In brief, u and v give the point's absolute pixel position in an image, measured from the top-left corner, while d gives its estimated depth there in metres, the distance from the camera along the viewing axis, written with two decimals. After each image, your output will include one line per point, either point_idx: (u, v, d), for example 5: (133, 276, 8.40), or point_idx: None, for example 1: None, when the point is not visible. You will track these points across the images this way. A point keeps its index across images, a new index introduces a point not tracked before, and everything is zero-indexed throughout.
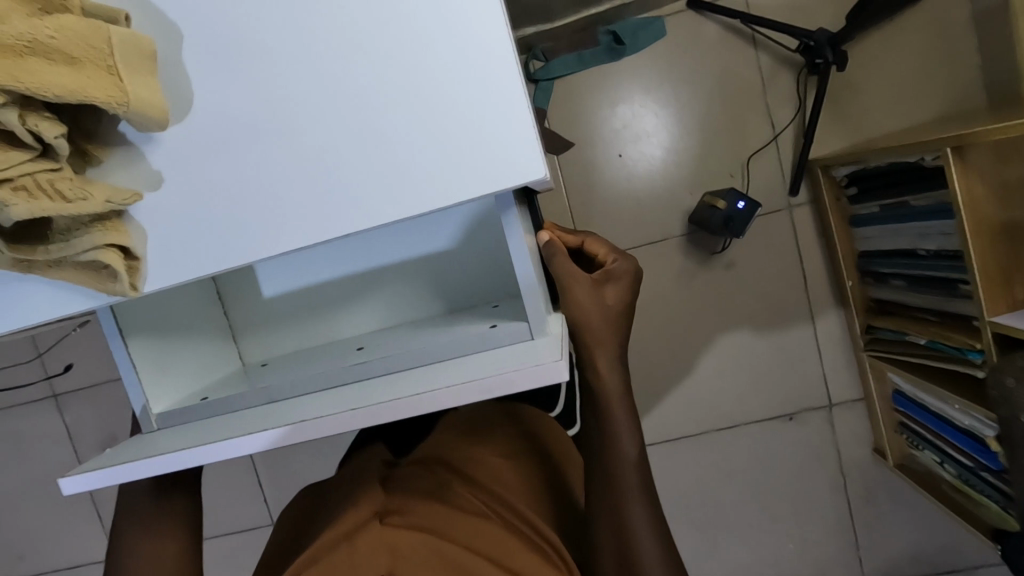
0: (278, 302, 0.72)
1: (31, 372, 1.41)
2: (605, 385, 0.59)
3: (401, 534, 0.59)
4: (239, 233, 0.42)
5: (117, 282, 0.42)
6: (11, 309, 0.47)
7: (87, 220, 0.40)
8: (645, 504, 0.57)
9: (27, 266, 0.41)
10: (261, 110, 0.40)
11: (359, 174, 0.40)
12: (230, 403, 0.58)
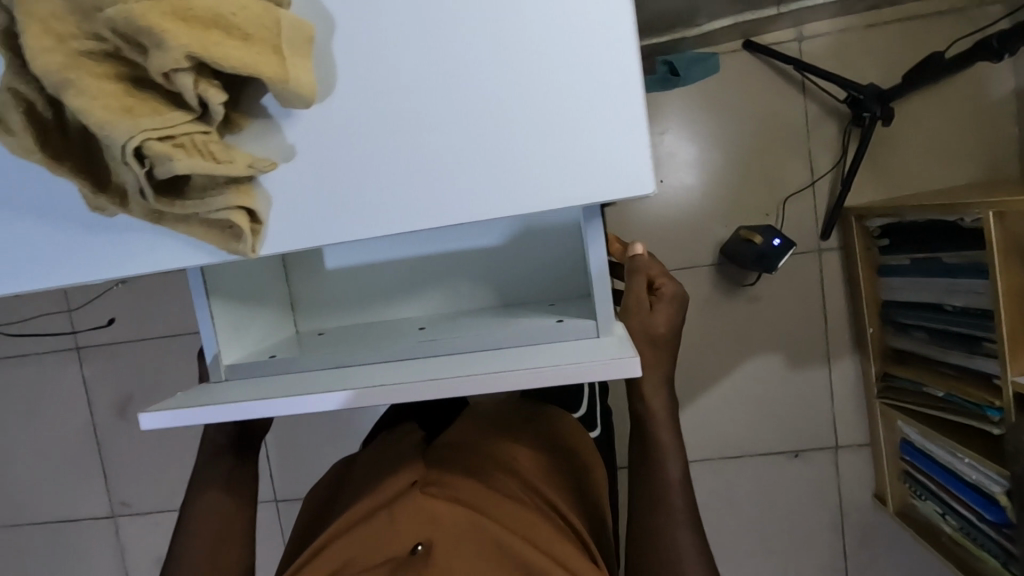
0: (340, 282, 0.74)
1: (64, 322, 1.43)
2: (654, 416, 0.63)
3: (440, 504, 0.61)
4: (359, 213, 0.45)
5: (239, 242, 0.44)
6: (111, 255, 0.48)
7: (222, 182, 0.43)
8: (690, 529, 0.60)
9: (159, 217, 0.44)
10: (397, 101, 0.43)
11: (473, 172, 0.44)
12: (298, 364, 0.60)
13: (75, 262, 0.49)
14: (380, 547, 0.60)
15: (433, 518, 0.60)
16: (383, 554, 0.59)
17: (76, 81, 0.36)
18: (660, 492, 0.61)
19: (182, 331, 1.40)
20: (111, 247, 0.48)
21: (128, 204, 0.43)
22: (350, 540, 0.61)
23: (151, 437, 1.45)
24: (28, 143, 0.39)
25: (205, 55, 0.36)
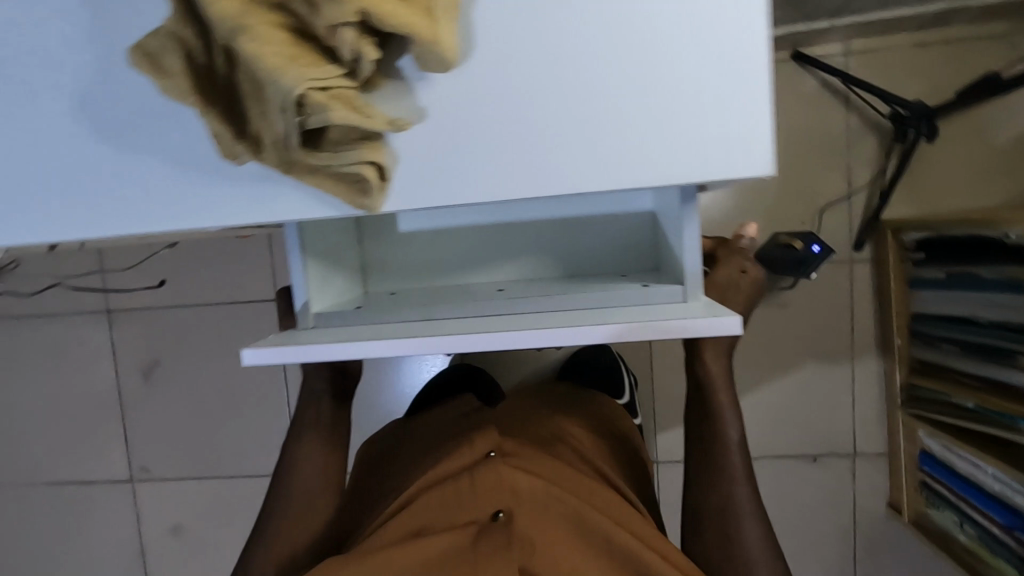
0: (410, 248, 0.75)
1: (120, 280, 1.43)
2: (715, 385, 0.67)
3: (517, 476, 0.66)
4: (481, 174, 0.47)
5: (365, 196, 0.46)
6: (228, 198, 0.48)
7: (355, 136, 0.44)
8: (747, 487, 0.66)
9: (287, 168, 0.46)
10: (532, 73, 0.45)
11: (588, 143, 0.46)
12: (386, 316, 0.61)
13: (195, 211, 0.49)
14: (459, 509, 0.65)
15: (510, 484, 0.65)
16: (461, 516, 0.65)
17: (250, 27, 0.38)
18: (719, 454, 0.67)
19: (214, 301, 1.41)
20: (233, 196, 0.48)
21: (262, 152, 0.45)
22: (431, 499, 0.66)
23: (175, 405, 1.46)
24: (184, 85, 0.42)
25: (373, 14, 0.38)
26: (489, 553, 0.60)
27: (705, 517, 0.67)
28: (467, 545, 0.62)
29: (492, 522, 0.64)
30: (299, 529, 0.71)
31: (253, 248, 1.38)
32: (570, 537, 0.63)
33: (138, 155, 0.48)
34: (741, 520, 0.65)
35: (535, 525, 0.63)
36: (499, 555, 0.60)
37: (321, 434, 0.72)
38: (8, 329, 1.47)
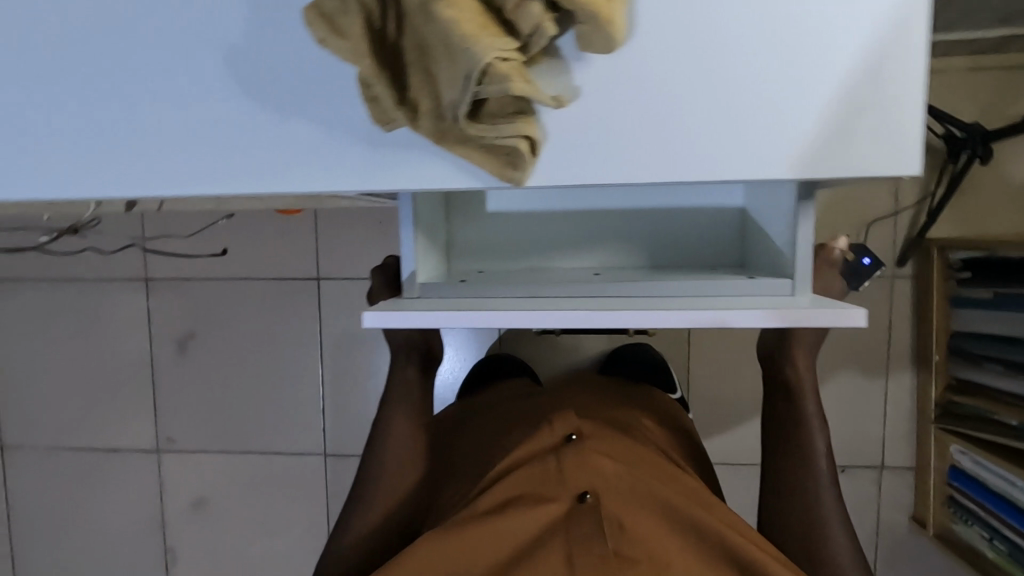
0: (496, 228, 0.76)
1: (176, 246, 1.42)
2: (802, 382, 0.73)
3: (599, 460, 0.70)
4: (626, 155, 0.47)
5: (514, 170, 0.47)
6: (372, 162, 0.49)
7: (512, 111, 0.45)
8: (831, 484, 0.72)
9: (439, 137, 0.46)
10: (687, 58, 0.45)
11: (737, 132, 0.46)
12: (491, 291, 0.61)
13: (334, 171, 0.49)
14: (545, 492, 0.68)
15: (594, 469, 0.69)
16: (546, 499, 0.68)
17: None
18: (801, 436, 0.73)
19: (254, 276, 1.41)
20: (374, 159, 0.49)
21: (417, 119, 0.46)
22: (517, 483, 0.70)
23: (207, 377, 1.45)
24: (360, 47, 0.43)
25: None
26: (581, 535, 0.64)
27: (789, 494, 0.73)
28: (558, 529, 0.66)
29: (578, 504, 0.67)
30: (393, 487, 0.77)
31: (299, 226, 1.39)
32: (652, 517, 0.66)
33: (286, 116, 0.48)
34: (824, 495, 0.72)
35: (622, 508, 0.66)
36: (590, 537, 0.63)
37: (405, 395, 0.79)
38: (42, 291, 1.46)
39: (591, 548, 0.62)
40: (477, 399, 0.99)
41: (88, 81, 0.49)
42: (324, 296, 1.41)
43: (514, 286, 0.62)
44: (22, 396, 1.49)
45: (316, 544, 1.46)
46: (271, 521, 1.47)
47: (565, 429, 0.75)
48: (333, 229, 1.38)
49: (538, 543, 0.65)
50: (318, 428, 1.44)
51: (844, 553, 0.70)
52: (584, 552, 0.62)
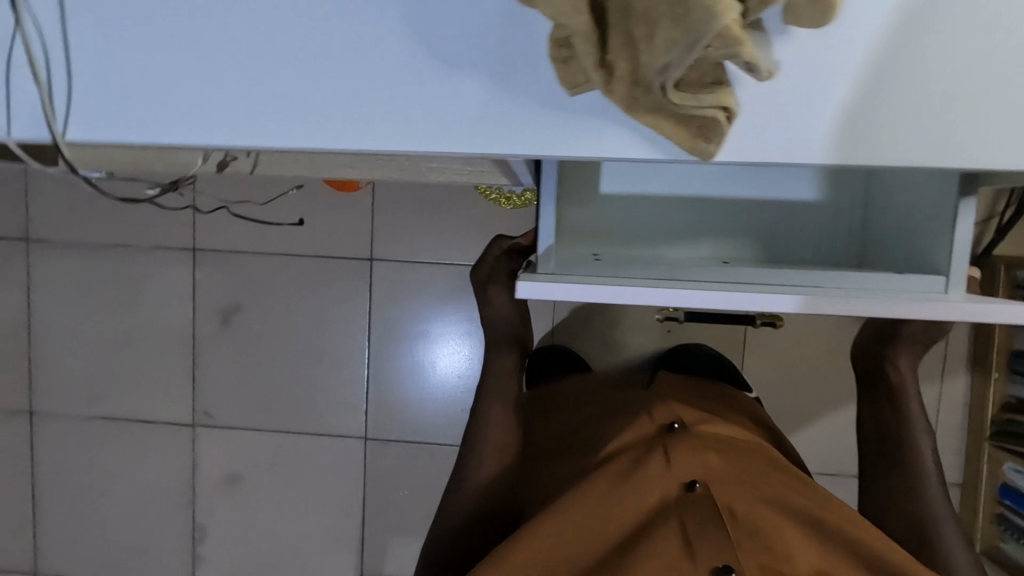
0: (608, 213, 0.75)
1: (252, 212, 1.39)
2: (904, 383, 0.70)
3: (709, 452, 0.69)
4: (819, 135, 0.46)
5: (705, 141, 0.45)
6: (551, 127, 0.48)
7: (713, 79, 0.43)
8: (940, 486, 0.70)
9: (630, 104, 0.45)
10: (896, 39, 0.44)
11: (939, 118, 0.45)
12: (629, 272, 0.60)
13: (512, 133, 0.48)
14: (654, 478, 0.67)
15: (702, 458, 0.68)
16: (655, 484, 0.66)
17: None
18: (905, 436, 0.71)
19: (306, 253, 1.39)
20: (556, 122, 0.48)
21: (612, 83, 0.44)
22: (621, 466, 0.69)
23: (249, 353, 1.43)
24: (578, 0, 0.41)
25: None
26: (698, 522, 0.62)
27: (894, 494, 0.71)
28: (671, 514, 0.64)
29: (689, 491, 0.65)
30: (493, 465, 0.78)
31: (355, 205, 1.37)
32: (769, 509, 0.64)
33: (466, 74, 0.48)
34: (931, 495, 0.70)
35: (734, 497, 0.65)
36: (710, 523, 0.62)
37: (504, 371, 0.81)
38: (86, 255, 1.43)
39: (710, 535, 0.61)
40: (549, 388, 0.99)
41: (264, 28, 0.49)
42: (375, 278, 1.39)
43: (650, 268, 0.62)
44: (55, 361, 1.46)
45: (349, 528, 1.44)
46: (304, 503, 1.44)
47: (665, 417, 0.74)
48: (390, 211, 1.37)
49: (650, 527, 0.63)
50: (358, 412, 1.42)
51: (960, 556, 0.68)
52: (704, 539, 0.61)
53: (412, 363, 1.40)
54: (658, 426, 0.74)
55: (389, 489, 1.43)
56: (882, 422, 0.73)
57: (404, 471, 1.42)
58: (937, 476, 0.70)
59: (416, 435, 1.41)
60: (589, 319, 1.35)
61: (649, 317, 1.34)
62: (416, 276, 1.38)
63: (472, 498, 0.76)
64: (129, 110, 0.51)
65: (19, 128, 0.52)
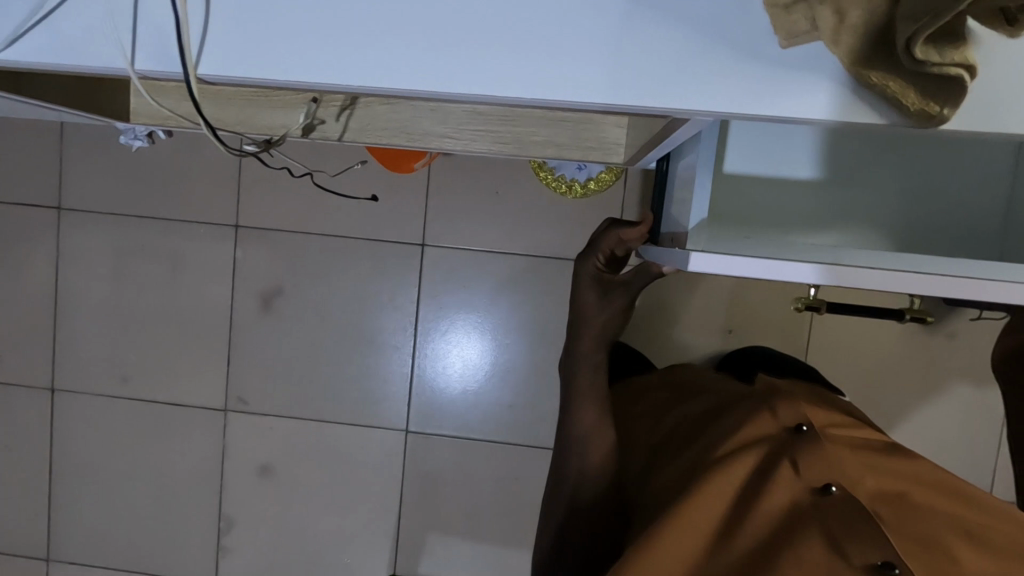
0: (733, 196, 0.70)
1: (324, 180, 1.32)
2: None
3: (846, 464, 0.62)
4: None
5: (934, 104, 0.40)
6: (758, 85, 0.43)
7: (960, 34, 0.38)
8: None
9: (855, 61, 0.40)
10: None
11: None
12: (786, 252, 0.59)
13: (712, 89, 0.43)
14: (784, 483, 0.60)
15: (836, 464, 0.62)
16: (786, 488, 0.60)
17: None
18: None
19: (355, 235, 1.33)
20: (760, 78, 0.43)
21: (839, 35, 0.40)
22: (744, 472, 0.63)
23: (288, 337, 1.36)
24: None
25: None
26: (844, 524, 0.55)
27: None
28: (810, 519, 0.57)
29: (827, 495, 0.58)
30: (591, 473, 0.74)
31: (411, 187, 1.31)
32: (924, 525, 0.56)
33: (664, 21, 0.43)
34: None
35: (878, 509, 0.58)
36: (857, 529, 0.54)
37: (597, 365, 0.83)
38: (121, 228, 1.36)
39: (860, 536, 0.54)
40: (645, 380, 0.97)
41: None
42: (427, 264, 1.33)
43: (805, 250, 0.60)
44: (82, 337, 1.39)
45: (385, 524, 1.38)
46: (340, 496, 1.38)
47: (791, 420, 0.68)
48: (446, 194, 1.31)
49: (788, 534, 0.56)
50: (401, 403, 1.36)
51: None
52: (853, 544, 0.53)
53: (462, 353, 1.35)
54: (783, 430, 0.68)
55: (430, 485, 1.37)
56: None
57: (446, 466, 1.36)
58: None
59: (463, 430, 1.36)
60: (646, 316, 1.30)
61: (711, 316, 1.29)
62: (470, 264, 1.32)
63: (572, 504, 0.74)
64: (271, 44, 0.45)
65: (143, 60, 0.46)
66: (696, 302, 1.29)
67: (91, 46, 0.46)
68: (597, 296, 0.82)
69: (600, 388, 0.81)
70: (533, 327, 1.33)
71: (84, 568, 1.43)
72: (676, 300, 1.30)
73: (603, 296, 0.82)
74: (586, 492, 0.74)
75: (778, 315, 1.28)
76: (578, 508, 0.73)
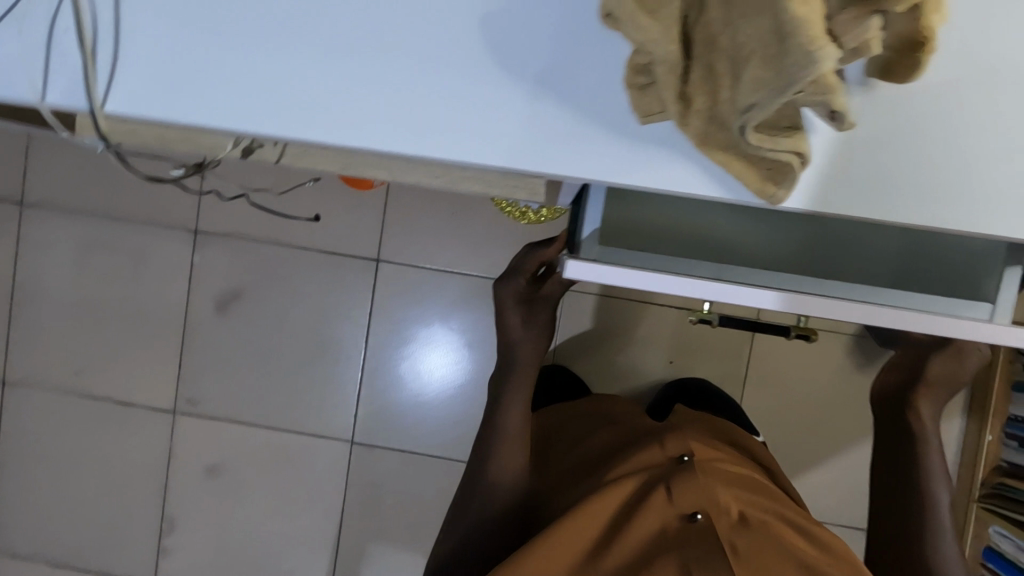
0: (640, 214, 0.62)
1: (264, 200, 1.35)
2: (924, 427, 0.70)
3: (718, 491, 0.66)
4: (873, 191, 0.45)
5: (773, 185, 0.44)
6: (617, 159, 0.47)
7: (784, 127, 0.42)
8: (954, 545, 0.70)
9: (702, 141, 0.44)
10: (961, 104, 0.44)
11: (992, 183, 0.45)
12: (676, 266, 0.58)
13: (575, 156, 0.47)
14: (655, 509, 0.65)
15: (708, 490, 0.65)
16: (657, 513, 0.64)
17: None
18: (922, 481, 0.70)
19: (313, 247, 1.36)
20: (621, 151, 0.47)
21: (687, 116, 0.43)
22: (625, 494, 0.67)
23: (241, 342, 1.38)
24: (666, 32, 0.39)
25: (911, 9, 0.37)
26: (701, 552, 0.60)
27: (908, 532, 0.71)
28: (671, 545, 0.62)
29: (693, 523, 0.63)
30: (498, 481, 0.76)
31: (370, 204, 1.35)
32: (774, 555, 0.61)
33: (539, 91, 0.47)
34: (946, 551, 0.69)
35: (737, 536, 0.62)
36: (710, 558, 0.59)
37: (524, 387, 0.81)
38: (84, 225, 1.38)
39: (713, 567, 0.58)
40: (565, 407, 1.00)
41: (332, 17, 0.47)
42: (381, 280, 1.36)
43: (698, 266, 0.59)
44: (38, 331, 1.40)
45: (326, 533, 1.40)
46: (285, 503, 1.40)
47: (677, 450, 0.72)
48: (403, 212, 1.34)
49: (650, 556, 0.61)
50: (348, 412, 1.38)
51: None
52: (704, 567, 0.58)
53: (409, 367, 1.37)
54: (669, 459, 0.72)
55: (373, 496, 1.39)
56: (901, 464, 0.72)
57: (391, 478, 1.38)
58: (951, 532, 0.70)
59: (406, 443, 1.38)
60: (589, 342, 1.33)
61: (655, 346, 1.33)
62: (424, 283, 1.36)
63: (476, 517, 0.76)
64: (179, 84, 0.48)
65: (53, 95, 0.49)
66: (640, 330, 1.33)
67: (6, 78, 0.49)
68: (522, 316, 0.81)
69: (525, 400, 0.81)
70: (482, 345, 1.36)
71: (25, 559, 1.44)
72: (622, 328, 1.33)
73: (527, 315, 0.82)
74: (491, 500, 0.76)
75: (719, 348, 1.32)
76: (481, 516, 0.76)
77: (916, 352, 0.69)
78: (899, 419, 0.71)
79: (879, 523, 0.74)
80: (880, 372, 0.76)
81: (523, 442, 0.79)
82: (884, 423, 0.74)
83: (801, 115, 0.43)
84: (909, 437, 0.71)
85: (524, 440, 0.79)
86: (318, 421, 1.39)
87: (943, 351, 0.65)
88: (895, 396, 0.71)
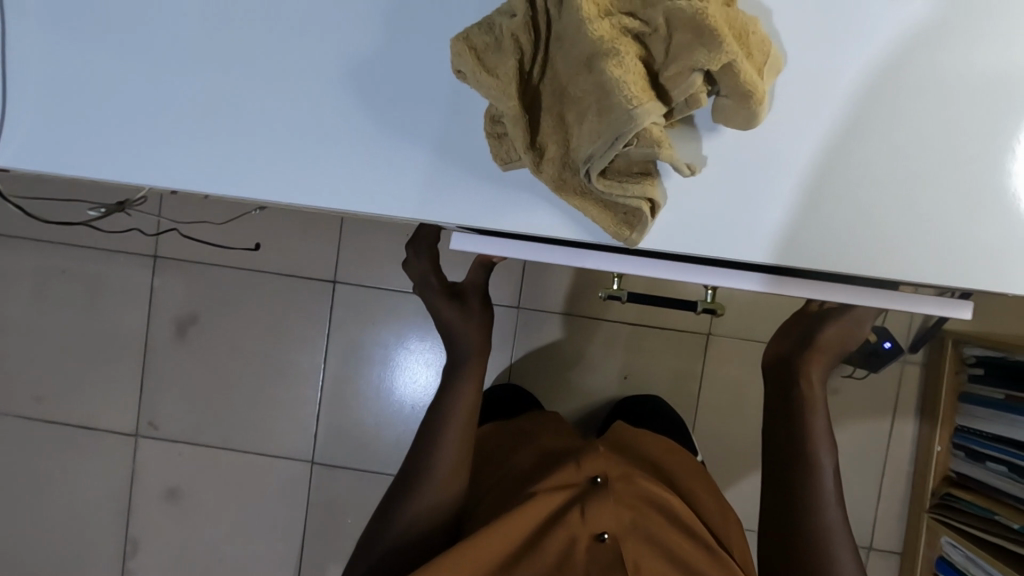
0: None
1: (210, 230, 1.38)
2: (811, 389, 0.73)
3: (625, 517, 0.71)
4: (732, 213, 0.53)
5: (630, 225, 0.46)
6: (487, 199, 0.49)
7: (633, 173, 0.44)
8: (838, 509, 0.72)
9: (559, 186, 0.45)
10: (841, 123, 0.52)
11: (866, 193, 0.52)
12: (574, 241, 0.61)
13: (443, 202, 0.50)
14: (568, 529, 0.70)
15: (618, 512, 0.71)
16: (570, 532, 0.70)
17: (620, 51, 0.39)
18: (806, 444, 0.72)
19: (269, 271, 1.37)
20: (483, 194, 0.49)
21: (541, 164, 0.45)
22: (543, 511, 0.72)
23: (201, 366, 1.40)
24: (508, 87, 0.41)
25: (726, 65, 0.39)
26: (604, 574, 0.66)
27: (794, 497, 0.73)
28: (578, 560, 0.68)
29: (600, 543, 0.69)
30: (432, 491, 0.76)
31: (324, 228, 1.36)
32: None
33: (411, 135, 0.50)
34: (830, 516, 0.71)
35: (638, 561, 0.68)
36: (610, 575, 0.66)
37: (476, 373, 0.81)
38: (44, 253, 1.40)
39: None
40: (505, 425, 1.02)
41: (219, 78, 0.52)
42: (339, 300, 1.37)
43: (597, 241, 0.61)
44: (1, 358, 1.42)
45: (288, 552, 1.40)
46: (246, 524, 1.41)
47: (592, 470, 0.77)
48: (357, 236, 1.36)
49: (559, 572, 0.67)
50: (310, 432, 1.39)
51: (846, 565, 0.70)
52: None
53: (370, 374, 1.39)
54: (584, 478, 0.76)
55: (334, 515, 1.39)
56: (789, 433, 0.74)
57: (350, 496, 1.39)
58: (835, 495, 0.72)
59: (367, 454, 1.39)
60: (544, 358, 1.35)
61: (609, 362, 1.34)
62: (382, 300, 1.37)
63: (403, 531, 0.76)
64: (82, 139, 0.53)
65: None
66: (594, 347, 1.34)
67: None
68: (456, 310, 0.82)
69: (466, 401, 0.79)
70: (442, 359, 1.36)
71: None
72: (576, 344, 1.34)
73: (462, 307, 0.82)
74: (419, 511, 0.76)
75: (672, 363, 1.33)
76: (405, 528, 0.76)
77: (812, 320, 0.74)
78: (791, 385, 0.74)
79: (768, 494, 0.76)
80: (769, 346, 0.80)
81: (461, 459, 0.79)
82: (777, 392, 0.76)
83: (650, 163, 0.45)
84: (798, 398, 0.73)
85: (465, 449, 0.79)
86: (278, 441, 1.40)
87: (840, 316, 0.70)
88: (789, 360, 0.75)
